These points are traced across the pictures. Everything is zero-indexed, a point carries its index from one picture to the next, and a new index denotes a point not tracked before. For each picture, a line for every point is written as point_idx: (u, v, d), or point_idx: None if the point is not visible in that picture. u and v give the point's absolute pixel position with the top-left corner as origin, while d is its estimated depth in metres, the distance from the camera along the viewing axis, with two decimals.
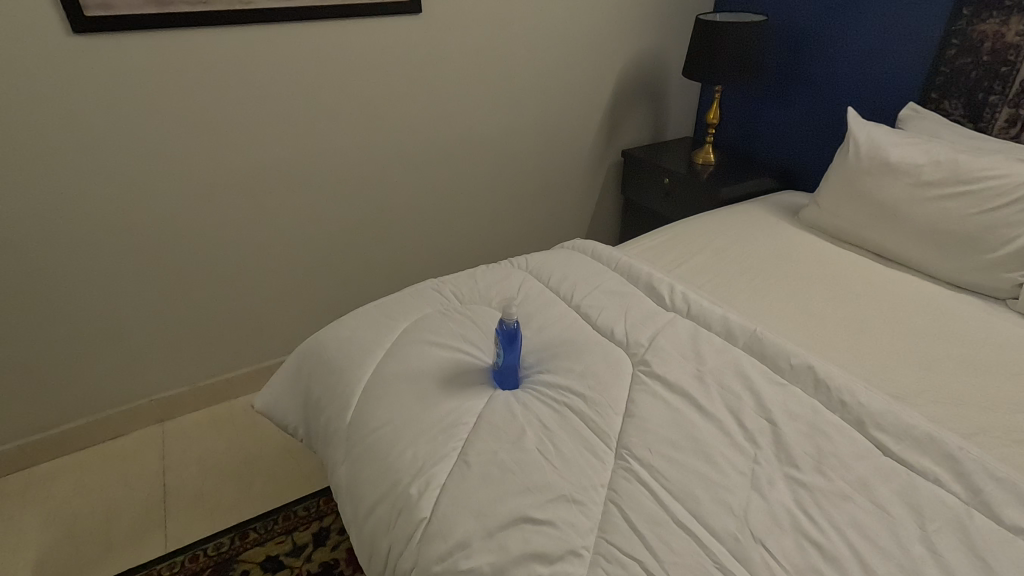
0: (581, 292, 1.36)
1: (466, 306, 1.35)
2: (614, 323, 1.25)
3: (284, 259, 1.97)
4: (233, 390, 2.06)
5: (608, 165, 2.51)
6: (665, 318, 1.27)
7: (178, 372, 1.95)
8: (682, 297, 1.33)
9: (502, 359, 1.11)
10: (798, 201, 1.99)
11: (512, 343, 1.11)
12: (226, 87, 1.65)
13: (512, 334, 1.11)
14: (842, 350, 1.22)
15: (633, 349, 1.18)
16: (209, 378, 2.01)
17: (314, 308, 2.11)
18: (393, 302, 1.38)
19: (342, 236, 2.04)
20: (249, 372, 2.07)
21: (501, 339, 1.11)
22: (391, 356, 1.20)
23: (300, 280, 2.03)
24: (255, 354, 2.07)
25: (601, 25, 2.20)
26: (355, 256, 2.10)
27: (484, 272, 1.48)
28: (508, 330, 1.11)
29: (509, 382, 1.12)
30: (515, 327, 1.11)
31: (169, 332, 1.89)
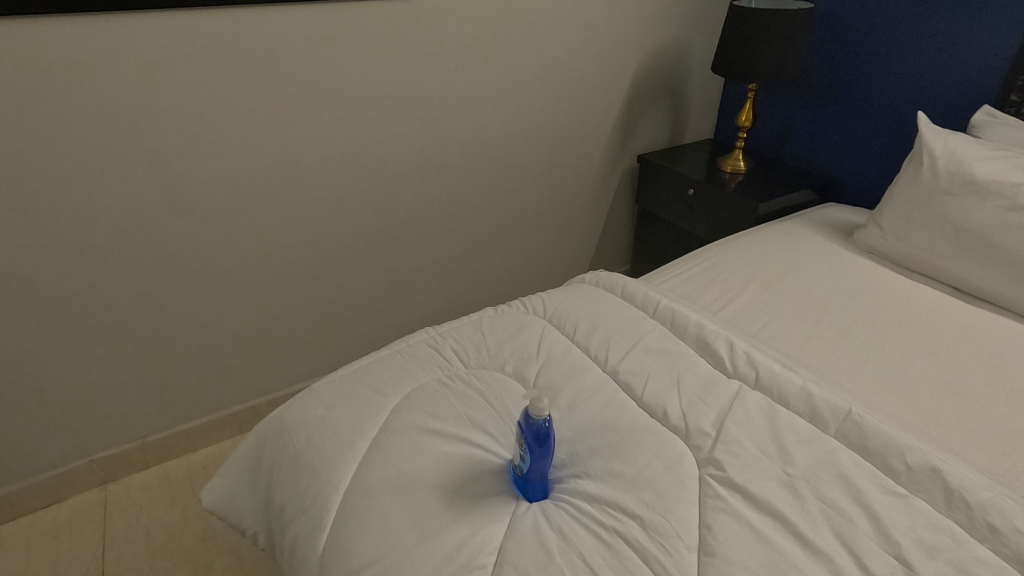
0: (617, 353, 1.08)
1: (473, 372, 1.06)
2: (667, 399, 0.98)
3: (249, 291, 1.67)
4: (192, 443, 1.76)
5: (621, 173, 2.22)
6: (729, 392, 1.00)
7: (123, 426, 1.65)
8: (745, 359, 1.06)
9: (528, 465, 0.83)
10: (848, 218, 1.73)
11: (542, 447, 0.82)
12: (169, 86, 1.33)
13: (543, 434, 0.82)
14: (954, 433, 0.96)
15: (695, 440, 0.91)
16: (161, 430, 1.71)
17: (287, 345, 1.81)
18: (378, 365, 1.09)
19: (319, 262, 1.74)
20: (210, 421, 1.77)
21: (527, 440, 0.82)
22: (378, 452, 0.91)
23: (269, 314, 1.73)
24: (216, 401, 1.77)
25: (618, 12, 1.90)
26: (336, 284, 1.80)
27: (491, 320, 1.19)
28: (537, 426, 0.82)
29: (537, 493, 0.85)
30: (547, 423, 0.83)
31: (108, 381, 1.58)
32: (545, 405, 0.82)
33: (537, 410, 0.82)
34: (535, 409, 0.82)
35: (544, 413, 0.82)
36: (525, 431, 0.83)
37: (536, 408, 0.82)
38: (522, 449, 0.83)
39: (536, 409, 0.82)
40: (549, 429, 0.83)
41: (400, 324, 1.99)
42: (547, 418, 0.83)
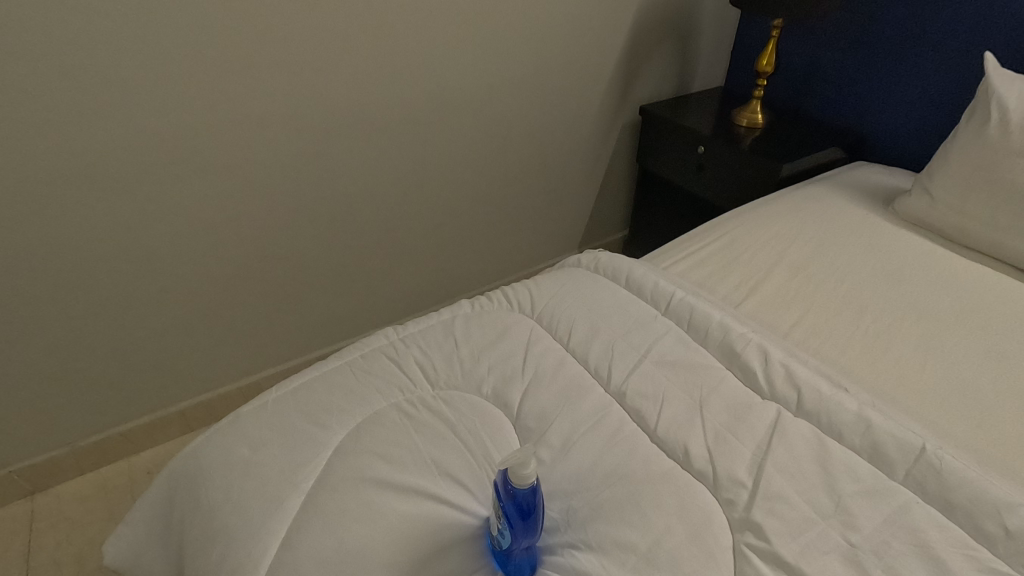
0: (622, 368, 0.86)
1: (442, 396, 0.83)
2: (687, 433, 0.76)
3: (187, 276, 1.41)
4: (132, 446, 1.55)
5: (621, 127, 1.94)
6: (765, 421, 0.78)
7: (47, 433, 1.42)
8: (784, 374, 0.84)
9: (508, 542, 0.62)
10: (884, 183, 1.49)
11: (530, 523, 0.61)
12: (49, 22, 1.03)
13: (528, 507, 0.61)
14: None
15: (725, 493, 0.70)
16: (95, 434, 1.49)
17: (240, 335, 1.57)
18: (322, 385, 0.86)
19: (272, 239, 1.48)
20: (151, 421, 1.55)
21: (508, 513, 0.61)
22: (315, 515, 0.70)
23: (214, 301, 1.48)
24: (158, 399, 1.54)
25: None
26: (292, 263, 1.54)
27: (465, 323, 0.96)
28: (523, 497, 0.61)
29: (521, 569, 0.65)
30: (536, 490, 0.61)
31: (20, 386, 1.34)
32: (534, 467, 0.61)
33: (522, 476, 0.60)
34: (518, 475, 0.60)
35: (533, 479, 0.60)
36: (506, 502, 0.61)
37: (520, 473, 0.60)
38: (501, 523, 0.62)
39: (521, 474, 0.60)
40: (539, 497, 0.62)
41: (372, 306, 1.75)
42: (535, 484, 0.61)
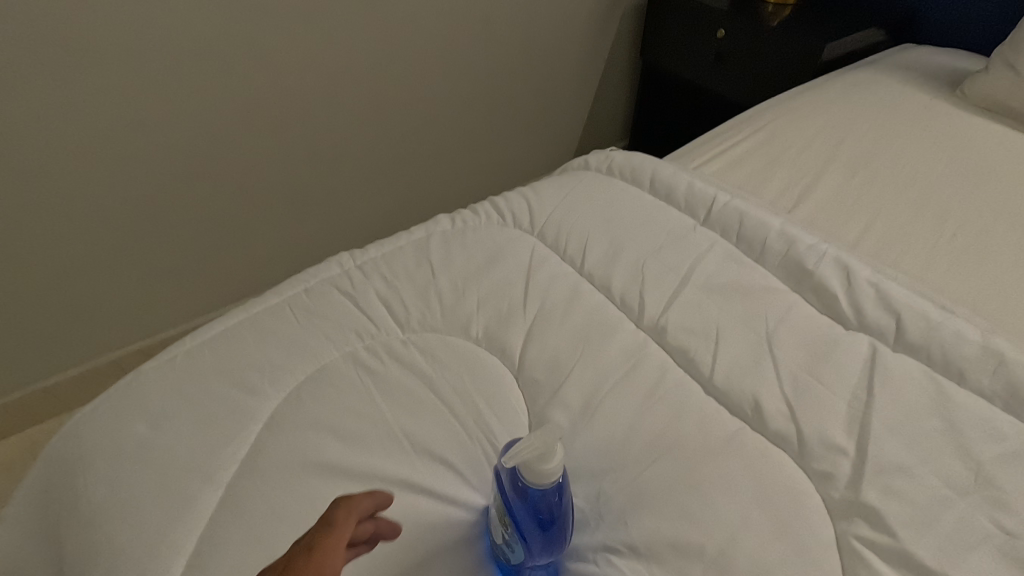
0: (657, 295, 0.64)
1: (416, 341, 0.61)
2: (756, 381, 0.56)
3: (98, 194, 1.11)
4: (61, 404, 1.27)
5: (623, 12, 1.63)
6: (857, 360, 0.58)
7: None
8: (874, 296, 0.63)
9: (520, 557, 0.44)
10: (945, 65, 1.24)
11: (552, 534, 0.43)
12: None
13: (551, 509, 0.42)
14: None
15: (819, 464, 0.50)
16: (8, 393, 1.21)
17: (180, 268, 1.28)
18: (252, 333, 0.63)
19: (205, 148, 1.17)
20: (81, 373, 1.26)
21: (521, 521, 0.43)
22: (237, 522, 0.48)
23: (140, 225, 1.18)
24: (85, 348, 1.26)
25: None
26: (234, 183, 1.25)
27: (445, 243, 0.72)
28: (543, 500, 0.42)
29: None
30: (561, 490, 0.42)
31: None
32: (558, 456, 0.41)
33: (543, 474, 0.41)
34: (540, 474, 0.41)
35: (559, 475, 0.41)
36: (517, 506, 0.43)
37: (544, 472, 0.41)
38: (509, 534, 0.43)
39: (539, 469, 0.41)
40: (566, 498, 0.43)
41: (340, 235, 1.47)
42: (561, 480, 0.42)
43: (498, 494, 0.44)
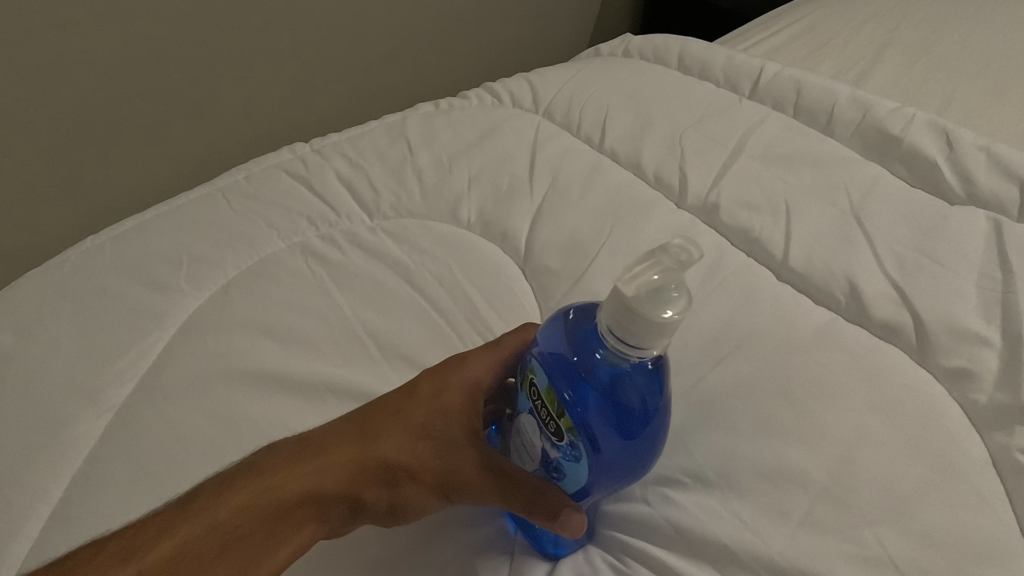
0: (703, 170, 0.50)
1: (387, 227, 0.46)
2: (849, 260, 0.41)
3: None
4: None
5: None
6: (978, 234, 0.43)
7: None
8: (988, 162, 0.48)
9: (580, 480, 0.31)
10: None
11: (633, 444, 0.30)
12: None
13: (638, 400, 0.29)
14: None
15: (950, 359, 0.36)
16: None
17: None
18: (169, 224, 0.47)
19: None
20: None
21: (600, 423, 0.29)
22: (136, 461, 0.34)
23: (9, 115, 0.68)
24: None
25: None
26: (193, 103, 0.81)
27: (426, 123, 0.57)
28: (633, 390, 0.29)
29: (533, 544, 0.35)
30: (657, 378, 0.29)
31: None
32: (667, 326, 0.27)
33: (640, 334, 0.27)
34: (612, 311, 0.27)
35: (646, 352, 0.27)
36: (591, 397, 0.29)
37: (619, 311, 0.27)
38: (574, 445, 0.30)
39: (636, 330, 0.27)
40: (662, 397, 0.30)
41: None
42: (650, 366, 0.29)
43: (551, 386, 0.30)
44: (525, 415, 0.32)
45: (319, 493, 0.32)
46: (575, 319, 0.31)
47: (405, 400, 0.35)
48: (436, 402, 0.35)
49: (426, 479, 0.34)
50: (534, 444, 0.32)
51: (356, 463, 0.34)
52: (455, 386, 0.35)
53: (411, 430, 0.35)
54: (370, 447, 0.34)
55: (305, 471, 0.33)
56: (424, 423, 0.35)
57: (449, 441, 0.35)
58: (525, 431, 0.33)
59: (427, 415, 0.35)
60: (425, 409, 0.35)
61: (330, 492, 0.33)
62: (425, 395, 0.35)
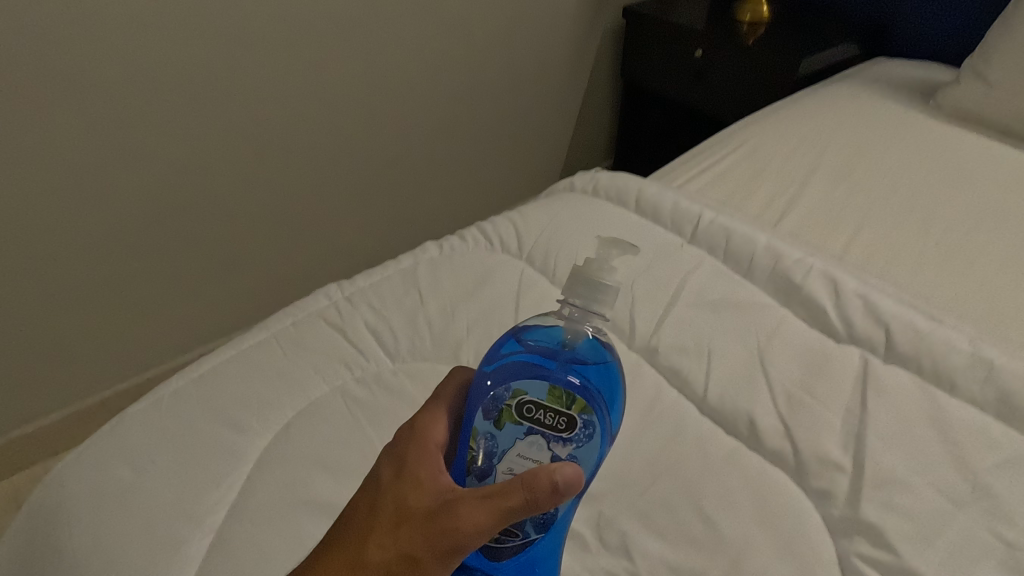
0: (649, 315, 0.64)
1: (406, 371, 0.60)
2: (751, 398, 0.55)
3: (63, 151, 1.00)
4: (71, 431, 1.26)
5: (601, 34, 1.66)
6: (850, 371, 0.58)
7: None
8: (863, 308, 0.63)
9: (593, 443, 0.45)
10: (918, 77, 1.28)
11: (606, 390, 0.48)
12: None
13: (596, 359, 0.48)
14: None
15: (817, 483, 0.49)
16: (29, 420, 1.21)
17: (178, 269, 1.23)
18: (237, 370, 0.61)
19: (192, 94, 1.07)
20: (122, 393, 1.29)
21: (591, 393, 0.45)
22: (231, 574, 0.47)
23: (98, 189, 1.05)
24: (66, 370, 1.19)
25: None
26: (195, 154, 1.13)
27: (433, 270, 0.72)
28: (590, 358, 0.48)
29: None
30: (602, 342, 0.50)
31: None
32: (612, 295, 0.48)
33: (596, 292, 0.47)
34: (584, 290, 0.47)
35: (601, 314, 0.48)
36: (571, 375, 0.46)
37: (588, 289, 0.47)
38: (586, 423, 0.44)
39: (599, 297, 0.47)
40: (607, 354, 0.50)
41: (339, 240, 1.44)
42: (596, 337, 0.49)
43: (548, 389, 0.45)
44: (525, 439, 0.44)
45: None
46: (522, 351, 0.48)
47: (377, 493, 0.44)
48: (400, 483, 0.44)
49: (427, 547, 0.41)
50: (545, 459, 0.45)
51: (366, 558, 0.41)
52: (413, 460, 0.44)
53: (393, 516, 0.43)
54: (367, 544, 0.42)
55: None
56: (398, 506, 0.43)
57: (429, 508, 0.42)
58: (524, 455, 0.45)
59: (399, 496, 0.43)
60: (393, 492, 0.43)
61: None
62: (389, 481, 0.44)
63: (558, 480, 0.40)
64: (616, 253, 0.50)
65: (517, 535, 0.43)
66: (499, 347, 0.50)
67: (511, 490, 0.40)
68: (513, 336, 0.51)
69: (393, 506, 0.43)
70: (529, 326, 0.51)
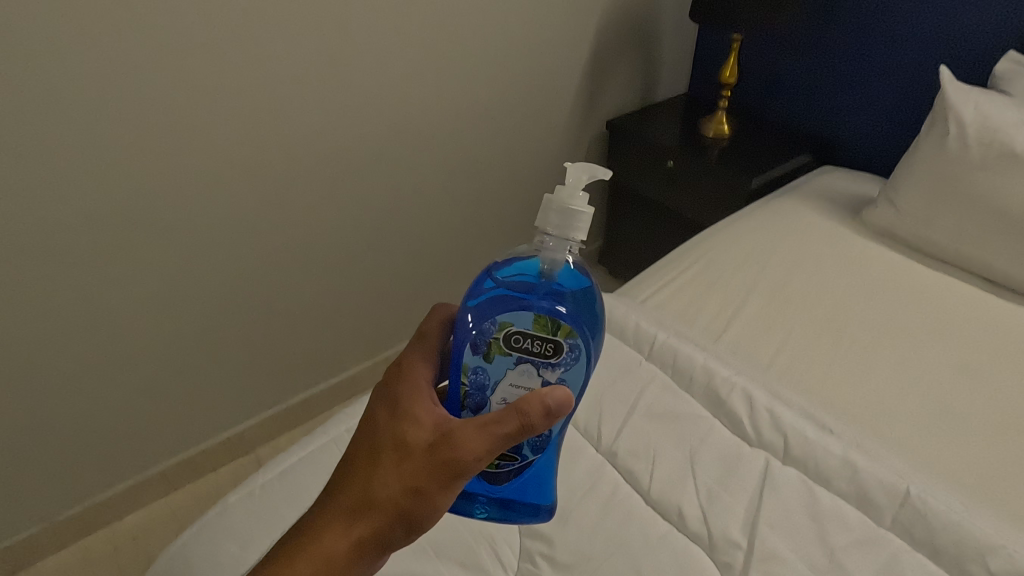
0: (612, 424, 0.86)
1: None
2: (681, 493, 0.77)
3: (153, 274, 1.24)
4: (140, 496, 1.49)
5: (589, 142, 1.93)
6: (755, 471, 0.79)
7: (59, 491, 1.36)
8: (770, 420, 0.85)
9: (578, 366, 0.63)
10: (851, 191, 1.53)
11: (578, 302, 0.64)
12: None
13: (574, 288, 0.65)
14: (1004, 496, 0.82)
15: (721, 558, 0.71)
16: (107, 488, 1.43)
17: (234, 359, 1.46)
18: (308, 468, 0.84)
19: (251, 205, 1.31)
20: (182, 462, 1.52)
21: (569, 319, 0.62)
22: None
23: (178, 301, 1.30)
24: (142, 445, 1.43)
25: None
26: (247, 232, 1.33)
27: None
28: (566, 286, 0.64)
29: (528, 509, 0.68)
30: (577, 265, 0.66)
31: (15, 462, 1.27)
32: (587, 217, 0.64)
33: (570, 223, 0.62)
34: (563, 215, 0.63)
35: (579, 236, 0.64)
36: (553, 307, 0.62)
37: (567, 215, 0.62)
38: (571, 346, 0.62)
39: (576, 220, 0.63)
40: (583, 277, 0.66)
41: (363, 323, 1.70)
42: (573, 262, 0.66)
43: (536, 321, 0.61)
44: (516, 367, 0.62)
45: (386, 507, 0.57)
46: (508, 292, 0.63)
47: (385, 434, 0.59)
48: (403, 425, 0.59)
49: (437, 467, 0.57)
50: (535, 380, 0.63)
51: (390, 479, 0.57)
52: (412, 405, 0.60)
53: (400, 449, 0.58)
54: (383, 473, 0.58)
55: (365, 506, 0.57)
56: (405, 442, 0.58)
57: (431, 440, 0.58)
58: (517, 381, 0.63)
59: (405, 434, 0.59)
60: (394, 432, 0.59)
61: (391, 502, 0.57)
62: (392, 424, 0.59)
63: (543, 404, 0.57)
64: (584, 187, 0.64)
65: (518, 453, 0.63)
66: (481, 283, 0.65)
67: (505, 419, 0.57)
68: (489, 275, 0.65)
69: (396, 447, 0.59)
70: (503, 263, 0.66)
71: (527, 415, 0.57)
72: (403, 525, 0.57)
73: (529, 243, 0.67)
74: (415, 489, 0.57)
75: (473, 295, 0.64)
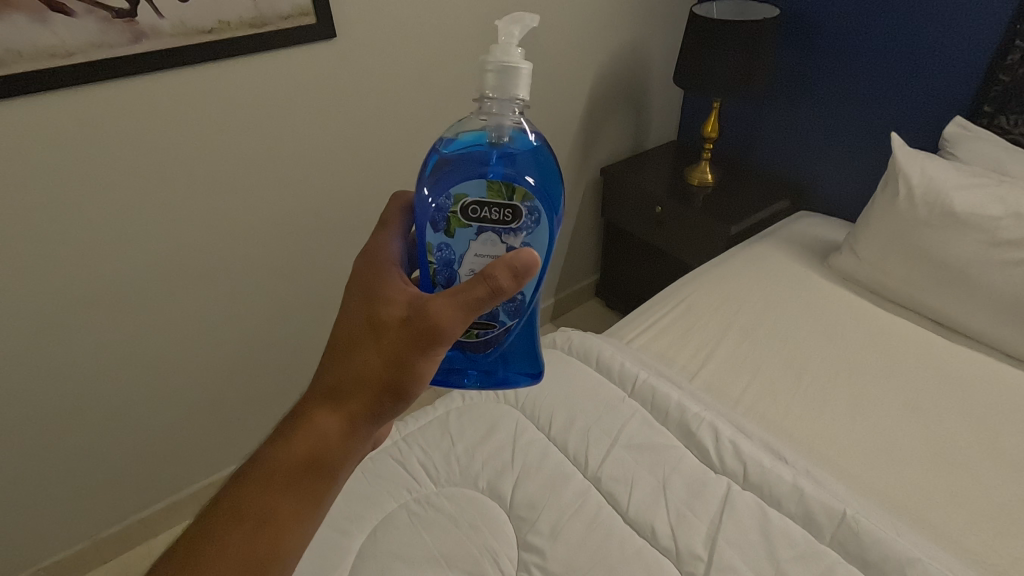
0: (597, 453, 1.00)
1: (444, 493, 0.97)
2: (654, 513, 0.91)
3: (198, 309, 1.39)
4: (177, 513, 1.63)
5: (585, 187, 2.10)
6: (717, 495, 0.94)
7: (108, 509, 1.51)
8: (733, 452, 0.99)
9: (539, 227, 0.68)
10: (822, 236, 1.68)
11: (534, 163, 0.68)
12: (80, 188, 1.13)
13: (524, 151, 0.68)
14: (936, 521, 0.95)
15: (686, 569, 0.85)
16: (148, 507, 1.58)
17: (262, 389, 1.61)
18: None
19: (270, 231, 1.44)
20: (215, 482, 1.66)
21: (522, 183, 0.66)
22: None
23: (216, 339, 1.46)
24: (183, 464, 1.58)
25: (576, 35, 1.74)
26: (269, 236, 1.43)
27: (459, 418, 1.09)
28: (518, 147, 0.68)
29: (511, 372, 0.78)
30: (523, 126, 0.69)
31: (72, 484, 1.42)
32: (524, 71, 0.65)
33: (509, 82, 0.64)
34: (497, 73, 0.64)
35: (519, 94, 0.66)
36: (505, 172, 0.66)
37: (501, 72, 0.64)
38: (529, 209, 0.67)
39: (511, 77, 0.64)
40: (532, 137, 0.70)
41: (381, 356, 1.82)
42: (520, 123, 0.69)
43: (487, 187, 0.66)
44: (481, 233, 0.67)
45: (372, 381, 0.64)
46: (459, 165, 0.68)
47: (362, 321, 0.66)
48: (376, 309, 0.66)
49: (413, 339, 0.63)
50: (500, 244, 0.67)
51: (373, 357, 0.65)
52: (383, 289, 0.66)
53: (379, 330, 0.65)
54: (365, 354, 0.65)
55: (353, 387, 0.65)
56: (380, 324, 0.65)
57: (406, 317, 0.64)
58: (483, 246, 0.67)
59: (381, 315, 0.65)
60: (369, 317, 0.66)
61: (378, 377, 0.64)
62: (366, 310, 0.66)
63: (509, 268, 0.62)
64: (517, 42, 0.66)
65: (497, 316, 0.71)
66: (433, 162, 0.69)
67: (474, 286, 0.62)
68: (438, 151, 0.70)
69: (373, 326, 0.65)
70: (452, 139, 0.69)
71: (493, 281, 0.62)
72: (389, 392, 0.64)
73: (474, 116, 0.71)
74: (396, 359, 0.64)
75: (426, 176, 0.69)
